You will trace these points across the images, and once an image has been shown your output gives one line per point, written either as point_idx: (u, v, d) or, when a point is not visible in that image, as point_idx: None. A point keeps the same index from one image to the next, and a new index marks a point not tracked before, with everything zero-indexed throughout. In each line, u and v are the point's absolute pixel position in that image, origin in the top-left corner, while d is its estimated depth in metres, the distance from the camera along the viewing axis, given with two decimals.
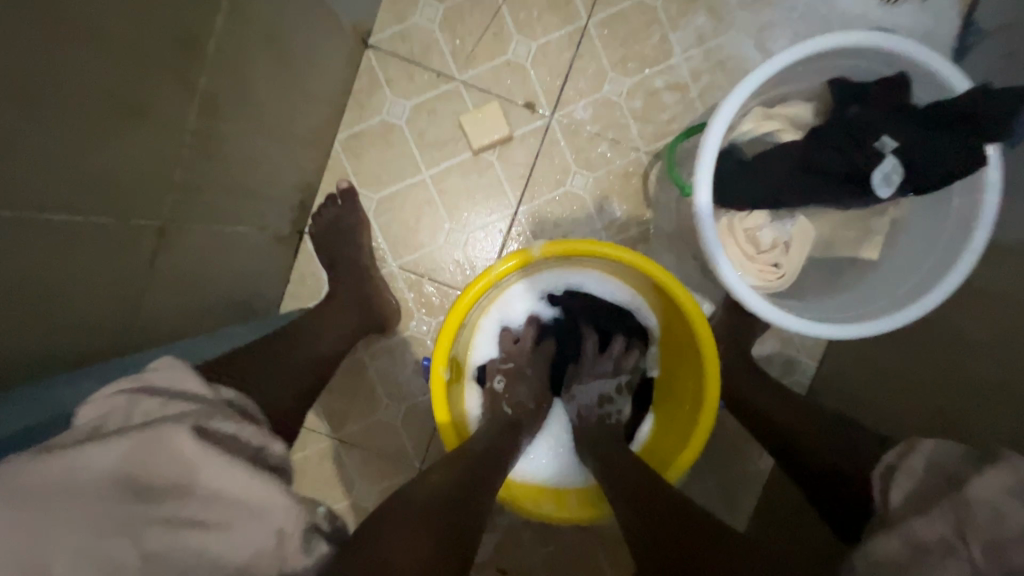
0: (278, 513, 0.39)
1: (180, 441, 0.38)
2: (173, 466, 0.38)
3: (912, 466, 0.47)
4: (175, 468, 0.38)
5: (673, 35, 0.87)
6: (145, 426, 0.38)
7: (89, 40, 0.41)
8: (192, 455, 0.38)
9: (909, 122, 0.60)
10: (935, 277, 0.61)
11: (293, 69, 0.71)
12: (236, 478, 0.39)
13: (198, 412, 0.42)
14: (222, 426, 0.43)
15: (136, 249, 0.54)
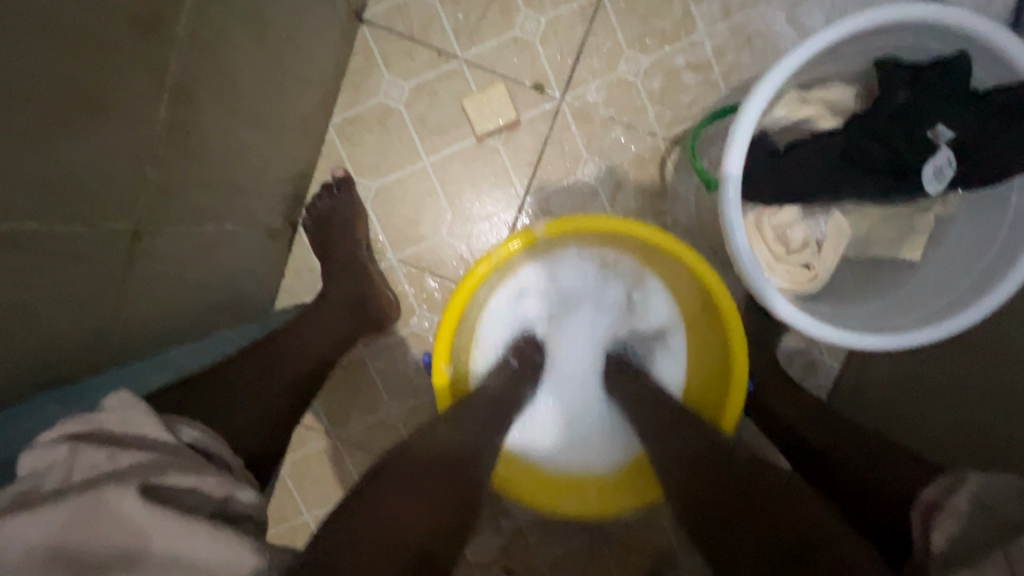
0: None
1: (127, 508, 0.32)
2: (119, 536, 0.31)
3: (956, 506, 0.42)
4: (122, 538, 0.31)
5: (696, 8, 0.79)
6: (85, 490, 0.32)
7: (35, 26, 0.35)
8: (141, 523, 0.32)
9: (965, 112, 0.53)
10: (988, 281, 0.55)
11: (279, 49, 0.64)
12: (201, 547, 0.32)
13: (147, 462, 0.35)
14: (180, 479, 0.35)
15: (108, 256, 0.49)
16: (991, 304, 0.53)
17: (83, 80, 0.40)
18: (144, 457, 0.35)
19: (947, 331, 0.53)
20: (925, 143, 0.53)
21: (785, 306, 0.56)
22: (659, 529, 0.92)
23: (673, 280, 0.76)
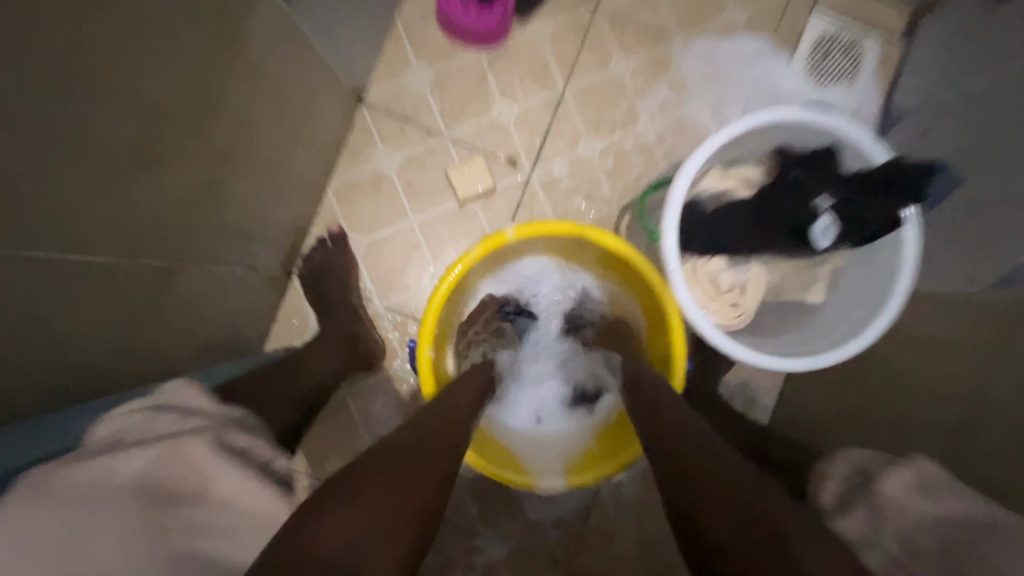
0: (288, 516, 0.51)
1: (197, 450, 0.49)
2: (189, 471, 0.48)
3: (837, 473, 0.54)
4: (192, 472, 0.48)
5: (640, 103, 0.97)
6: (163, 440, 0.48)
7: (130, 105, 0.45)
8: (205, 463, 0.49)
9: (844, 184, 0.69)
10: (867, 319, 0.69)
11: (293, 121, 0.75)
12: (241, 489, 0.49)
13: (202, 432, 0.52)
14: (234, 440, 0.54)
15: (142, 288, 0.57)
16: (866, 338, 0.67)
17: (148, 136, 0.48)
18: (191, 429, 0.52)
19: (837, 359, 0.66)
20: (812, 211, 0.69)
21: (716, 339, 0.69)
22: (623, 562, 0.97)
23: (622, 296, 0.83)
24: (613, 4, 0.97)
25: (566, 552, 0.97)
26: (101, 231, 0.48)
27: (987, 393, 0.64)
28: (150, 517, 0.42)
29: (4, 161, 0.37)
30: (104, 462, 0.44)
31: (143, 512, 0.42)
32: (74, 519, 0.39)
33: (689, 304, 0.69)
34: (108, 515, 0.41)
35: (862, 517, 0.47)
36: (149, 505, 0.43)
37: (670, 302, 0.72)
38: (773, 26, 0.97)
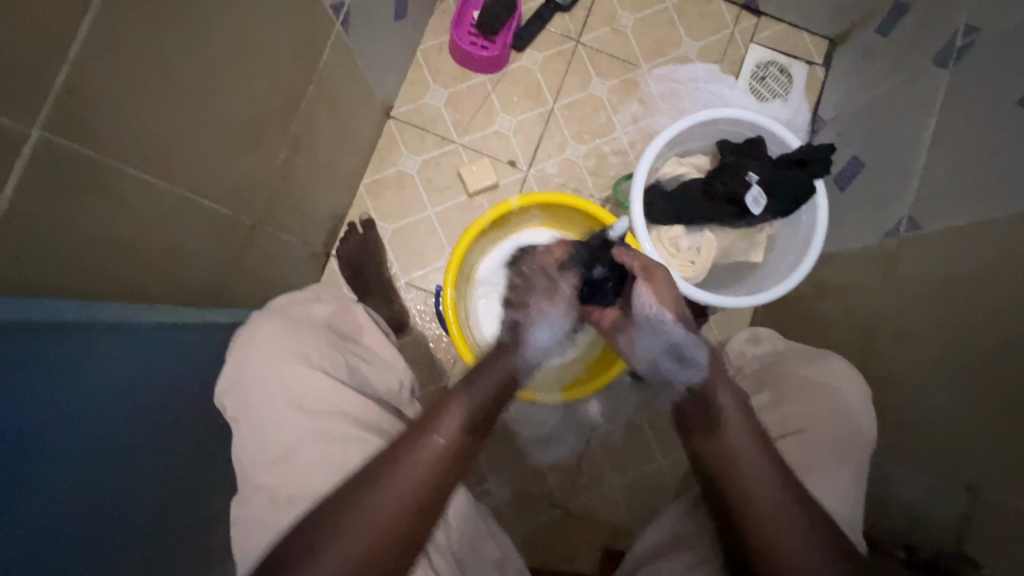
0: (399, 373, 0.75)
1: (359, 313, 0.76)
2: (355, 324, 0.76)
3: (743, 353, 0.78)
4: (357, 325, 0.76)
5: (615, 116, 1.19)
6: (343, 304, 0.76)
7: (242, 93, 0.65)
8: (365, 322, 0.77)
9: (769, 167, 0.90)
10: (793, 268, 0.90)
11: (341, 124, 0.96)
12: (381, 342, 0.76)
13: (336, 308, 0.74)
14: (361, 316, 0.76)
15: (234, 235, 0.76)
16: (792, 282, 0.86)
17: (251, 118, 0.68)
18: (335, 308, 0.74)
19: (771, 296, 0.86)
20: (745, 182, 0.90)
21: (677, 280, 0.88)
22: (614, 502, 1.12)
23: None
24: (591, 38, 1.20)
25: (563, 493, 1.12)
26: (216, 181, 0.67)
27: (878, 321, 0.82)
28: (336, 342, 0.70)
29: (169, 121, 0.56)
30: (296, 312, 0.70)
31: (332, 338, 0.70)
32: (280, 338, 0.66)
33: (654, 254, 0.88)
34: (305, 341, 0.67)
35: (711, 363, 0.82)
36: (335, 337, 0.71)
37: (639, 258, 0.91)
38: (721, 55, 1.20)
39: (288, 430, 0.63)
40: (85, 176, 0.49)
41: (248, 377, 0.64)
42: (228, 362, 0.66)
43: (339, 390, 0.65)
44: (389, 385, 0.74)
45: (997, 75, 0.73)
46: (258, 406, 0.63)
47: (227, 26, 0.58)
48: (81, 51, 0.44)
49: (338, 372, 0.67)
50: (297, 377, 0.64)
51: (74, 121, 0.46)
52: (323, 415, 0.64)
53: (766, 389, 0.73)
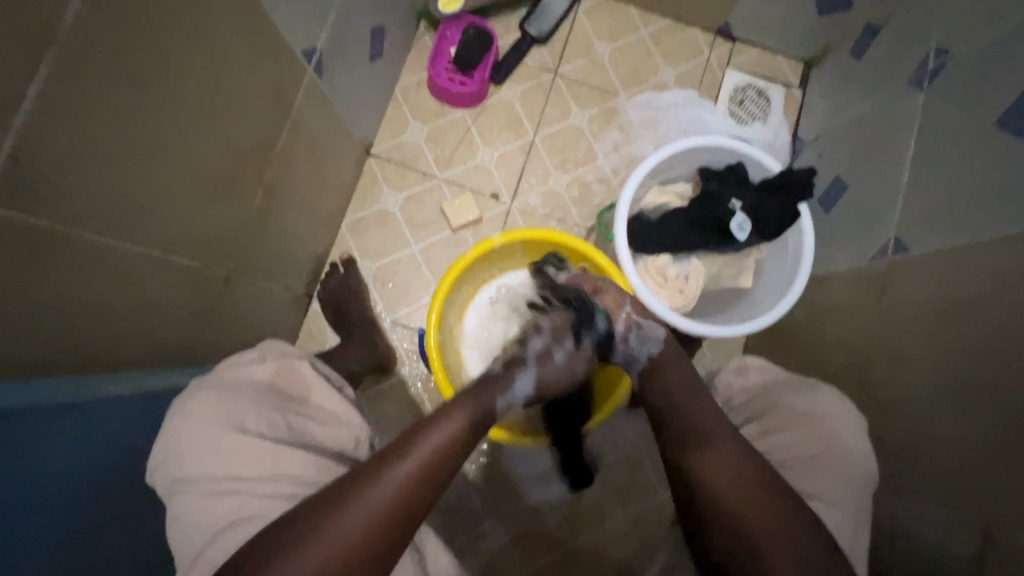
0: (356, 426, 0.71)
1: (303, 368, 0.72)
2: (299, 381, 0.71)
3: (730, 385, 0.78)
4: (301, 382, 0.71)
5: (596, 144, 1.19)
6: (283, 360, 0.71)
7: (213, 146, 0.64)
8: (310, 377, 0.71)
9: (753, 194, 0.90)
10: (786, 290, 0.88)
11: (318, 166, 0.95)
12: (330, 397, 0.71)
13: (280, 368, 0.70)
14: (307, 372, 0.71)
15: (211, 288, 0.74)
16: (784, 306, 0.84)
17: (222, 171, 0.67)
18: (278, 367, 0.70)
19: (764, 321, 0.84)
20: (729, 210, 0.89)
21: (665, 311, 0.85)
22: (615, 541, 1.08)
23: None
24: (568, 69, 1.21)
25: (562, 534, 1.08)
26: (187, 235, 0.65)
27: (873, 345, 0.80)
28: (278, 406, 0.66)
29: (136, 179, 0.54)
30: (230, 376, 0.66)
31: (274, 402, 0.66)
32: (212, 406, 0.61)
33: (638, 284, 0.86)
34: (241, 406, 0.62)
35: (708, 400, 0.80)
36: (279, 400, 0.67)
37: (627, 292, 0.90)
38: (698, 80, 1.21)
39: (222, 502, 0.57)
40: (42, 246, 0.47)
41: (179, 449, 0.59)
42: (160, 437, 0.60)
43: (279, 450, 0.60)
44: (340, 441, 0.68)
45: (972, 96, 0.73)
46: (193, 478, 0.58)
47: (191, 80, 0.57)
48: (30, 118, 0.42)
49: (276, 433, 0.62)
50: (228, 444, 0.59)
51: (25, 191, 0.44)
52: (262, 478, 0.58)
53: (756, 419, 0.71)
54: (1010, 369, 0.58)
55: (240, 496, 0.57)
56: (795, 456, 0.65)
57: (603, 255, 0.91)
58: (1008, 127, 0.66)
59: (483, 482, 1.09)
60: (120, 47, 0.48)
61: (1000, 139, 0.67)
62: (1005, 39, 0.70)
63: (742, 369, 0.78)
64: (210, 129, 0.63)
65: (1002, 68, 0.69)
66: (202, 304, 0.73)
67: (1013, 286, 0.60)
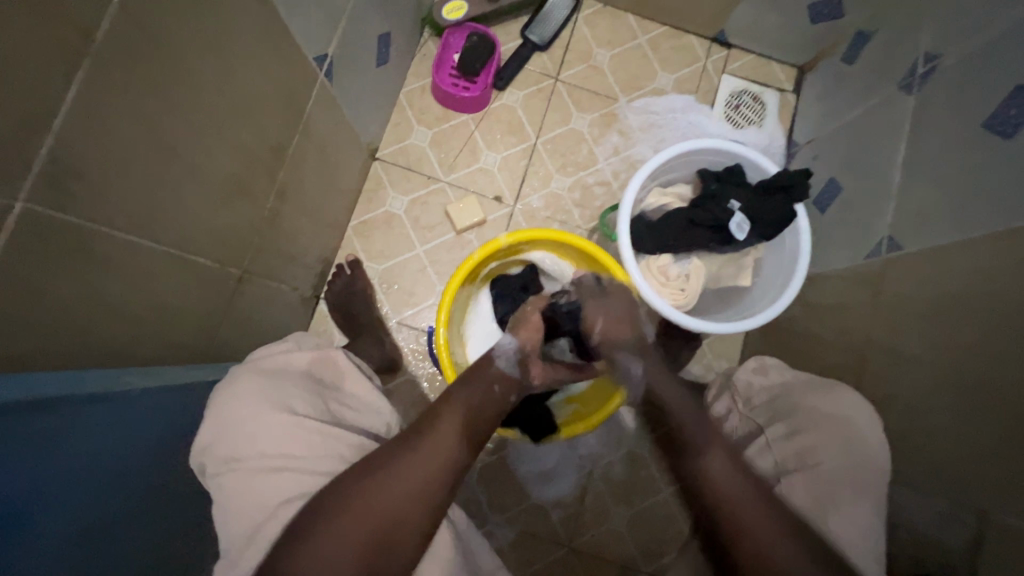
0: (387, 415, 0.73)
1: (338, 356, 0.74)
2: (335, 369, 0.73)
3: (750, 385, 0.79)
4: (337, 369, 0.73)
5: (596, 148, 1.22)
6: (320, 349, 0.73)
7: (230, 148, 0.66)
8: (345, 366, 0.74)
9: (751, 194, 0.93)
10: (784, 287, 0.91)
11: (327, 169, 0.97)
12: (364, 386, 0.73)
13: (318, 357, 0.72)
14: (342, 361, 0.74)
15: (225, 287, 0.75)
16: (783, 303, 0.86)
17: (238, 173, 0.69)
18: (317, 356, 0.72)
19: (764, 318, 0.86)
20: (728, 210, 0.92)
21: (668, 308, 0.88)
22: (619, 537, 1.10)
23: None
24: (569, 75, 1.24)
25: (567, 531, 1.09)
26: (204, 235, 0.67)
27: (868, 340, 0.83)
28: (318, 391, 0.67)
29: (159, 179, 0.56)
30: (274, 362, 0.67)
31: (314, 387, 0.67)
32: (262, 389, 0.62)
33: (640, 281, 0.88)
34: (286, 390, 0.64)
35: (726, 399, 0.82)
36: (318, 386, 0.68)
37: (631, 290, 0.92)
38: (695, 86, 1.24)
39: (277, 479, 0.58)
40: (71, 242, 0.49)
41: (231, 429, 0.60)
42: (208, 417, 0.61)
43: (327, 433, 0.62)
44: (373, 429, 0.70)
45: (960, 100, 0.76)
46: (245, 458, 0.59)
47: (212, 85, 0.59)
48: (66, 120, 0.44)
49: (320, 417, 0.64)
50: (280, 424, 0.60)
51: (59, 189, 0.46)
52: (313, 457, 0.60)
53: (780, 421, 0.71)
54: (1001, 359, 0.61)
55: (292, 475, 0.58)
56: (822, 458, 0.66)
57: (606, 254, 0.93)
58: (994, 129, 0.69)
59: (488, 480, 1.10)
60: (150, 52, 0.50)
61: (987, 141, 0.70)
62: (990, 46, 0.73)
63: (758, 369, 0.80)
64: (228, 132, 0.65)
65: (988, 73, 0.72)
66: (217, 303, 0.74)
67: (1002, 280, 0.63)
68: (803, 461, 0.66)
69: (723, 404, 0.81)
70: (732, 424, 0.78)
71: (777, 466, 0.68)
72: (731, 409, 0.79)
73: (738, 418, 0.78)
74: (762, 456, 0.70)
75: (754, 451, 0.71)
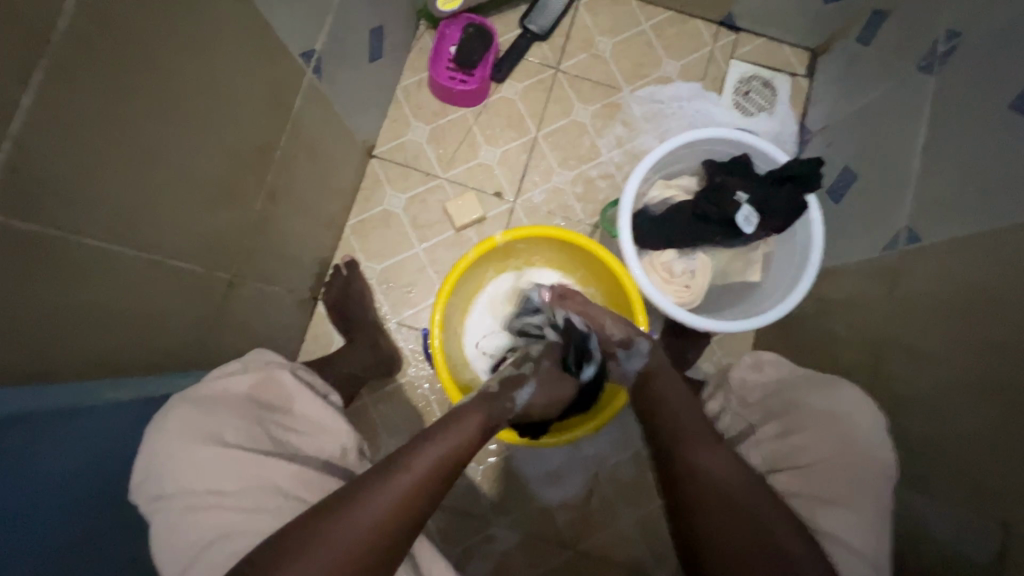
0: (341, 435, 0.69)
1: (284, 377, 0.70)
2: (283, 392, 0.69)
3: (741, 379, 0.76)
4: (285, 391, 0.70)
5: (599, 140, 1.18)
6: (267, 367, 0.70)
7: (211, 151, 0.64)
8: (292, 386, 0.70)
9: (758, 185, 0.88)
10: (795, 281, 0.86)
11: (319, 169, 0.95)
12: (311, 407, 0.69)
13: (262, 378, 0.68)
14: (288, 382, 0.70)
15: (213, 293, 0.74)
16: (794, 298, 0.82)
17: (222, 175, 0.68)
18: (258, 377, 0.68)
19: (774, 315, 0.82)
20: (735, 203, 0.87)
21: (671, 306, 0.84)
22: (627, 541, 1.07)
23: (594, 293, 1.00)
24: (570, 65, 1.20)
25: (573, 534, 1.07)
26: (188, 240, 0.65)
27: (887, 337, 0.78)
28: (259, 418, 0.64)
29: (134, 184, 0.54)
30: (209, 389, 0.64)
31: (253, 414, 0.64)
32: (186, 423, 0.59)
33: (642, 278, 0.85)
34: (219, 419, 0.61)
35: (718, 396, 0.79)
36: (258, 411, 0.65)
37: (632, 287, 0.88)
38: (702, 73, 1.19)
39: (204, 517, 0.55)
40: (39, 253, 0.47)
41: (156, 465, 0.57)
42: (139, 454, 0.59)
43: (257, 462, 0.59)
44: (324, 452, 0.67)
45: (984, 80, 0.71)
46: (172, 494, 0.56)
47: (188, 85, 0.57)
48: (25, 126, 0.42)
49: (255, 445, 0.61)
50: (206, 458, 0.57)
51: (24, 198, 0.44)
52: (243, 490, 0.57)
53: (773, 420, 0.69)
54: None
55: (219, 510, 0.55)
56: (824, 464, 0.61)
57: (605, 249, 0.90)
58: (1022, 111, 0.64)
59: (491, 482, 1.08)
60: (119, 51, 0.48)
61: (1015, 124, 0.65)
62: (1017, 21, 0.68)
63: (751, 362, 0.77)
64: (209, 134, 0.63)
65: (1014, 50, 0.67)
66: (206, 309, 0.73)
67: None
68: (793, 460, 0.64)
69: (716, 402, 0.78)
70: (725, 421, 0.75)
71: (766, 463, 0.66)
72: (724, 407, 0.76)
73: (731, 416, 0.75)
74: (751, 454, 0.68)
75: (743, 448, 0.69)
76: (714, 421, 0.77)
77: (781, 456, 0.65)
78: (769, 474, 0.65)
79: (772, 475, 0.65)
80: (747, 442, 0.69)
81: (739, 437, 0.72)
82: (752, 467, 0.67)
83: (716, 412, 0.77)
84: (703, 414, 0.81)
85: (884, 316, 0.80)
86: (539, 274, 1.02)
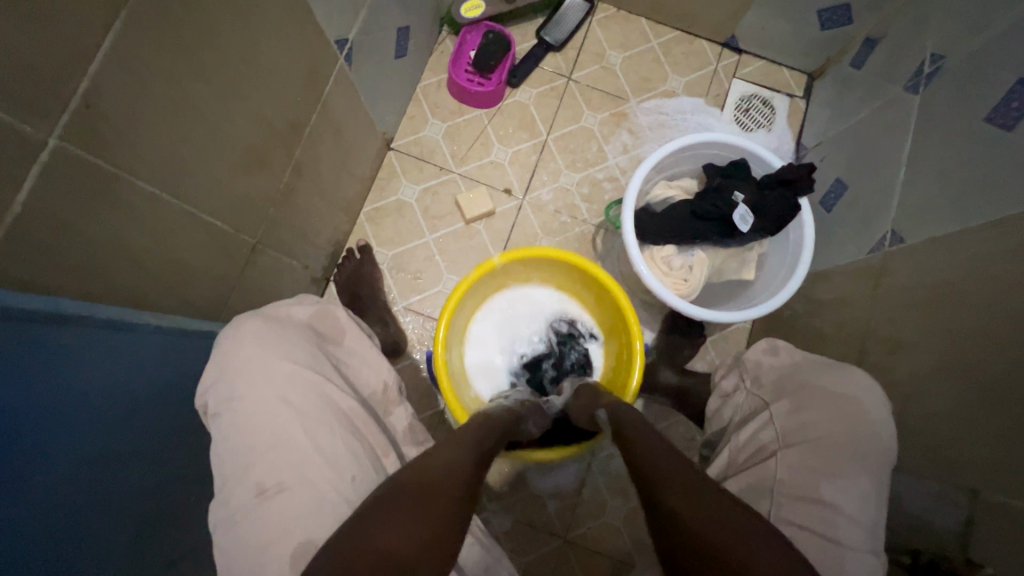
0: (385, 372, 0.76)
1: (338, 312, 0.77)
2: (333, 326, 0.76)
3: (758, 362, 0.80)
4: (336, 325, 0.76)
5: (606, 146, 1.24)
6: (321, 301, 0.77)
7: (252, 116, 0.69)
8: (345, 323, 0.77)
9: (754, 187, 0.94)
10: (786, 279, 0.91)
11: (342, 152, 1.00)
12: (362, 343, 0.77)
13: (318, 311, 0.75)
14: (342, 316, 0.77)
15: (239, 253, 0.78)
16: (785, 295, 0.87)
17: (258, 142, 0.73)
18: (316, 310, 0.75)
19: (763, 310, 0.87)
20: (732, 202, 0.92)
21: (671, 295, 0.88)
22: (616, 531, 1.09)
23: (586, 306, 1.06)
24: (582, 75, 1.27)
25: (564, 522, 1.09)
26: (222, 199, 0.70)
27: (870, 332, 0.83)
28: (317, 344, 0.71)
29: (184, 135, 0.59)
30: (278, 311, 0.70)
31: (314, 340, 0.71)
32: (263, 334, 0.65)
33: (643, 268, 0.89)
34: (288, 336, 0.67)
35: (731, 377, 0.84)
36: (315, 337, 0.72)
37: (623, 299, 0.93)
38: (705, 89, 1.27)
39: (273, 419, 0.60)
40: (98, 184, 0.51)
41: (231, 368, 0.62)
42: (212, 356, 0.64)
43: (322, 380, 0.65)
44: (370, 385, 0.74)
45: (961, 97, 0.77)
46: (245, 397, 0.61)
47: (237, 52, 0.62)
48: (101, 68, 0.47)
49: (318, 364, 0.67)
50: (282, 367, 0.63)
51: (90, 132, 0.49)
52: (309, 403, 0.62)
53: (786, 398, 0.72)
54: (998, 344, 0.60)
55: (287, 417, 0.60)
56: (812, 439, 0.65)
57: (594, 266, 0.95)
58: (995, 123, 0.70)
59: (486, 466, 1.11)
60: (181, 12, 0.53)
61: (989, 134, 0.70)
62: (990, 45, 0.74)
63: (766, 345, 0.81)
64: (251, 101, 0.68)
65: (988, 70, 0.73)
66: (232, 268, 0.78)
67: (998, 266, 0.63)
68: (804, 434, 0.67)
69: (731, 381, 0.83)
70: (738, 399, 0.80)
71: (778, 438, 0.69)
72: (738, 386, 0.81)
73: (744, 396, 0.79)
74: (763, 429, 0.72)
75: (755, 425, 0.73)
76: (727, 399, 0.83)
77: (791, 432, 0.68)
78: (779, 448, 0.68)
79: (781, 450, 0.68)
80: (759, 417, 0.73)
81: (750, 413, 0.76)
82: (763, 442, 0.70)
83: (730, 391, 0.82)
84: (715, 393, 0.86)
85: (867, 313, 0.84)
86: (532, 293, 1.08)
